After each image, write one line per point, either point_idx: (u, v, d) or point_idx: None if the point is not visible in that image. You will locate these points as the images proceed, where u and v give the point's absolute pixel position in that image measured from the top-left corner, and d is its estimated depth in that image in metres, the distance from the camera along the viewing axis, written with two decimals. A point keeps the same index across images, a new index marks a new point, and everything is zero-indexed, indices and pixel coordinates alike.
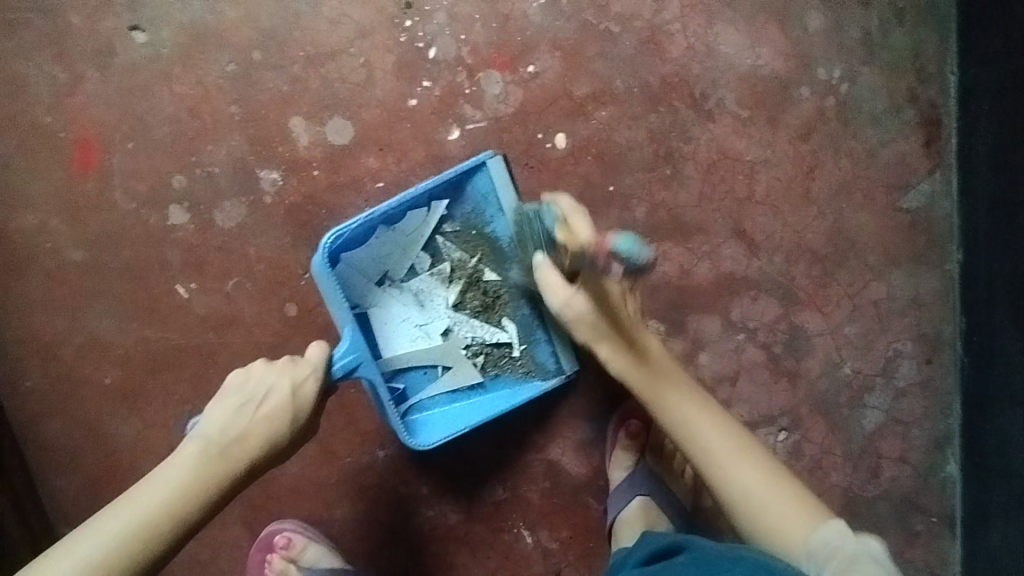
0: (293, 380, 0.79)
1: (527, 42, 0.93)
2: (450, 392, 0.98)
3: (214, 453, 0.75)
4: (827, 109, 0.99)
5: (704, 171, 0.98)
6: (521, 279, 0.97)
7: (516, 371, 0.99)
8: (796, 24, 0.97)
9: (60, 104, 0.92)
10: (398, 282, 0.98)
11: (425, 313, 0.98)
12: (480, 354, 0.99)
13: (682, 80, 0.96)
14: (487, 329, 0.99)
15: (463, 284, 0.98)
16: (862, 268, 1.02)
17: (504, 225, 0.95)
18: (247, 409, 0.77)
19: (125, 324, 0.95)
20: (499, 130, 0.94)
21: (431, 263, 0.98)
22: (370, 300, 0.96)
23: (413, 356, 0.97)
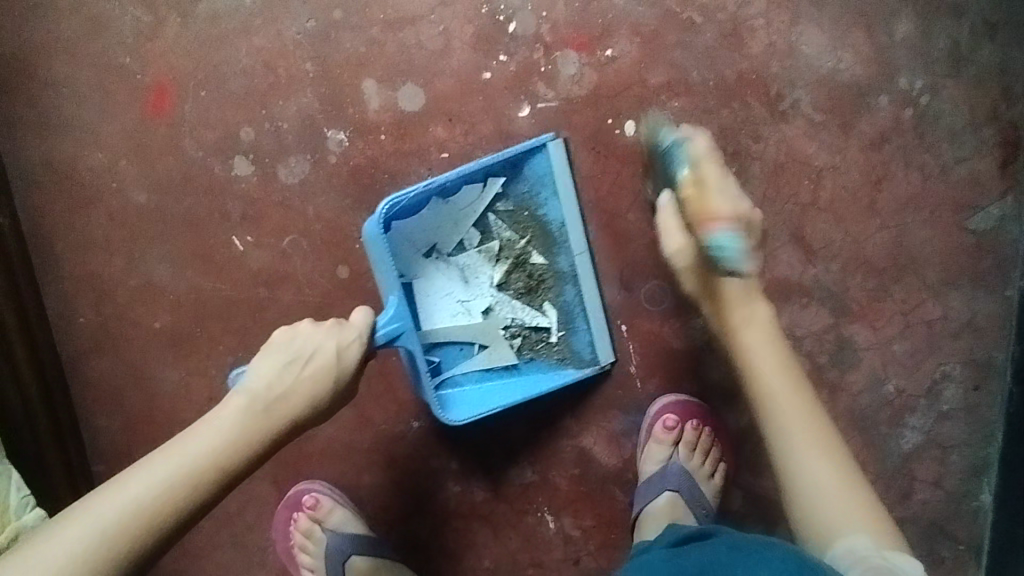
0: (339, 342, 0.78)
1: (608, 25, 0.92)
2: (484, 370, 0.97)
3: (258, 407, 0.74)
4: (903, 121, 0.97)
5: (771, 172, 0.97)
6: (568, 265, 0.96)
7: (551, 357, 0.98)
8: (882, 31, 0.95)
9: (139, 45, 0.93)
10: (446, 256, 0.96)
11: (467, 289, 0.97)
12: (518, 336, 0.97)
13: (759, 77, 0.95)
14: (529, 312, 0.97)
15: (509, 264, 0.96)
16: (919, 286, 1.00)
17: (557, 210, 0.95)
18: (292, 368, 0.76)
19: (180, 270, 0.96)
20: (570, 112, 0.93)
21: (479, 240, 0.96)
22: (415, 270, 0.94)
23: (452, 331, 0.95)
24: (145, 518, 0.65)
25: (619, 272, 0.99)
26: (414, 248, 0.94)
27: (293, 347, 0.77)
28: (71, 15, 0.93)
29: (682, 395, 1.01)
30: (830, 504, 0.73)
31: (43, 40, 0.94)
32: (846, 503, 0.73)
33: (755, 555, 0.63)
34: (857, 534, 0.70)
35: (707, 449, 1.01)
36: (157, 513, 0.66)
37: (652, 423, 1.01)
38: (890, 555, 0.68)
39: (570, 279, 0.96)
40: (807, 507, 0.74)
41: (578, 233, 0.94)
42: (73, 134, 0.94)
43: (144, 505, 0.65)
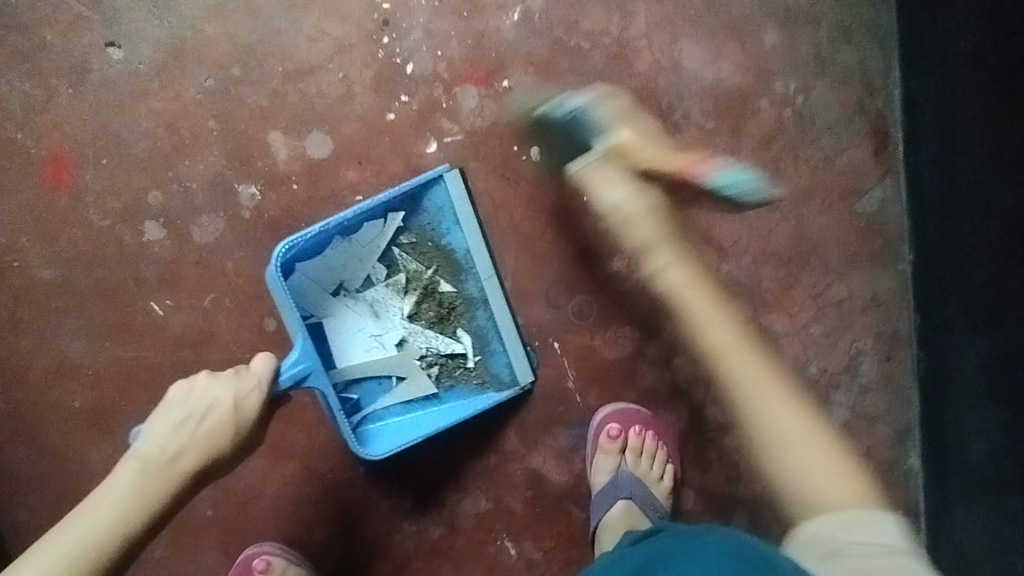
0: (237, 394, 0.76)
1: (501, 59, 0.95)
2: (405, 402, 0.98)
3: (155, 468, 0.73)
4: (785, 120, 1.05)
5: (674, 180, 1.02)
6: (478, 291, 0.97)
7: (471, 382, 0.99)
8: (750, 41, 1.02)
9: (31, 120, 0.91)
10: (354, 293, 0.98)
11: (379, 323, 0.98)
12: (435, 365, 0.98)
13: (651, 93, 1.00)
14: (442, 340, 0.99)
15: (418, 294, 0.98)
16: (823, 270, 1.08)
17: (461, 238, 0.96)
18: (188, 424, 0.75)
19: (97, 344, 0.93)
20: (475, 143, 0.96)
21: (386, 274, 0.98)
22: (324, 311, 0.96)
23: (368, 366, 0.97)
24: None
25: (545, 291, 1.01)
26: (321, 288, 0.96)
27: (188, 403, 0.75)
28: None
29: (620, 403, 1.04)
30: (829, 475, 0.70)
31: None
32: (840, 475, 0.71)
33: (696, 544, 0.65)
34: (834, 505, 0.68)
35: (651, 452, 1.04)
36: None
37: (594, 436, 1.04)
38: (858, 526, 0.66)
39: (482, 304, 0.98)
40: (801, 475, 0.70)
41: (481, 258, 0.95)
42: None
43: None
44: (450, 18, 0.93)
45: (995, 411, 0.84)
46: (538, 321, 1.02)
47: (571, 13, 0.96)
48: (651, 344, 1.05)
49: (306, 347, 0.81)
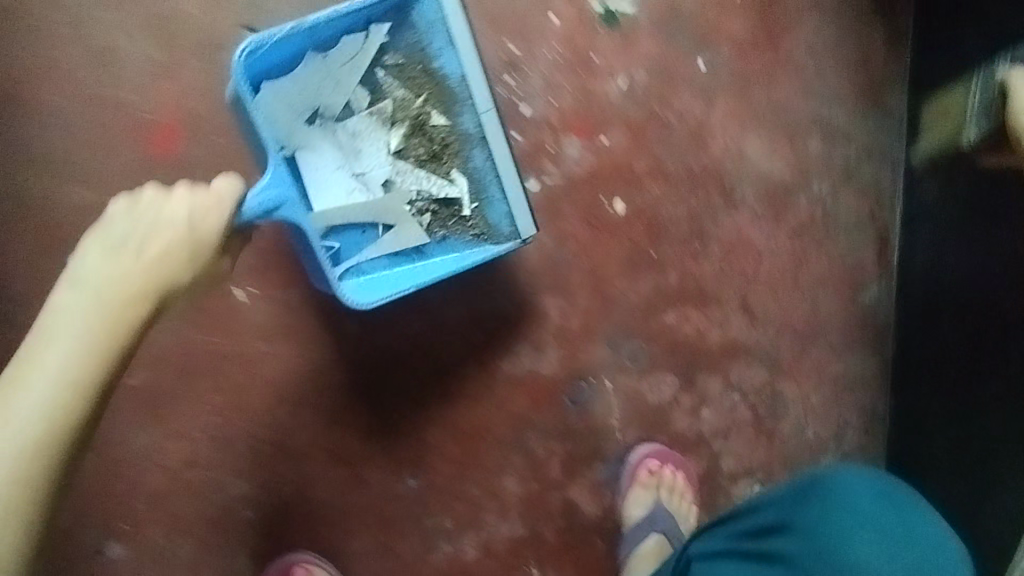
0: (191, 216, 0.70)
1: (604, 117, 1.05)
2: (392, 255, 0.97)
3: (109, 302, 0.67)
4: (816, 215, 1.22)
5: (725, 251, 1.15)
6: (473, 125, 0.94)
7: (467, 235, 0.99)
8: (800, 143, 1.18)
9: (146, 92, 0.90)
10: (332, 120, 0.96)
11: (363, 161, 0.97)
12: (426, 212, 0.98)
13: (718, 172, 1.13)
14: (436, 182, 0.98)
15: (406, 128, 0.98)
16: (828, 347, 1.24)
17: (453, 62, 0.92)
18: (133, 246, 0.68)
19: (170, 322, 0.91)
20: (570, 188, 1.04)
21: (370, 102, 0.97)
22: (299, 142, 0.94)
23: (347, 210, 0.95)
24: (25, 460, 0.61)
25: (606, 332, 1.09)
26: (295, 113, 0.93)
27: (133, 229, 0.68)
28: (68, 56, 0.88)
29: (657, 443, 1.13)
30: None
31: (40, 67, 0.88)
32: None
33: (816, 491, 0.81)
34: None
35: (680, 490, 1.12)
36: (34, 447, 0.61)
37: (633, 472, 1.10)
38: None
39: (478, 142, 0.95)
40: None
41: (475, 82, 0.91)
42: (64, 170, 0.89)
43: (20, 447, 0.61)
44: (568, 73, 1.03)
45: (961, 487, 1.04)
46: (596, 359, 1.09)
47: (665, 91, 1.08)
48: (686, 394, 1.15)
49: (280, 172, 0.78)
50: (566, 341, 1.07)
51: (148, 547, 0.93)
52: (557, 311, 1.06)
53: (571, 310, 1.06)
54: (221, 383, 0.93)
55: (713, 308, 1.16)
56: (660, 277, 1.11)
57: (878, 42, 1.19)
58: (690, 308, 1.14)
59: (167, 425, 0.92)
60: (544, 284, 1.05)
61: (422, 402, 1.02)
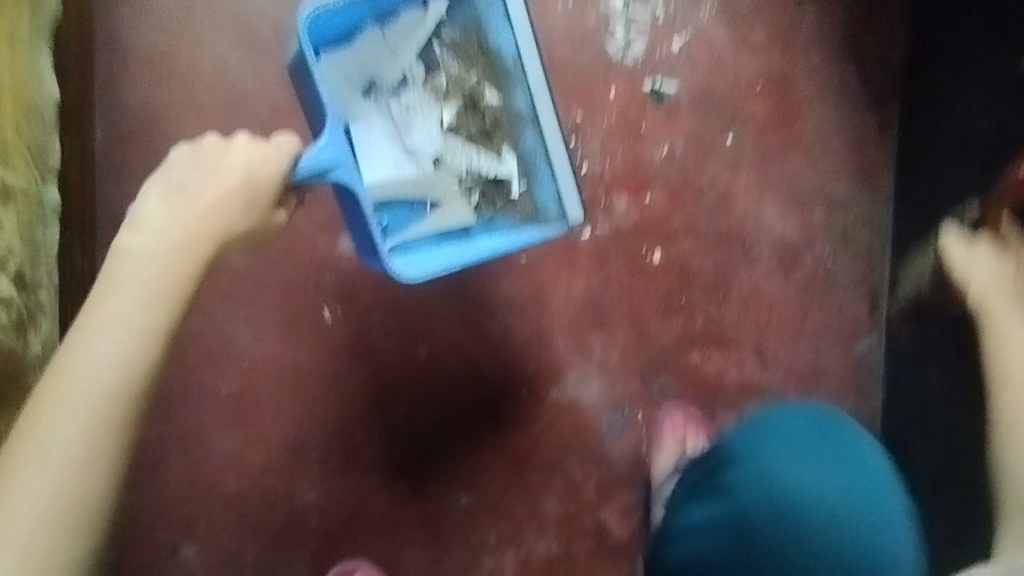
0: (250, 167, 0.80)
1: (648, 179, 1.20)
2: (439, 232, 1.06)
3: (182, 242, 0.77)
4: (820, 273, 1.38)
5: (743, 300, 1.30)
6: (527, 105, 1.07)
7: (515, 216, 1.08)
8: (808, 209, 1.36)
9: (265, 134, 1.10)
10: (387, 93, 1.06)
11: (417, 134, 1.06)
12: (475, 188, 1.07)
13: (740, 232, 1.29)
14: (486, 160, 1.08)
15: (458, 102, 1.08)
16: (828, 391, 1.39)
17: (510, 42, 1.05)
18: (190, 194, 0.79)
19: (262, 336, 1.00)
20: (617, 238, 1.18)
21: (426, 76, 1.07)
22: (355, 114, 1.02)
23: (401, 183, 1.03)
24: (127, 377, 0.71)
25: (641, 367, 1.20)
26: (352, 85, 1.03)
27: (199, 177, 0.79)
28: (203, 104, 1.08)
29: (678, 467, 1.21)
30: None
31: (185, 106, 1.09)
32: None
33: (771, 480, 0.84)
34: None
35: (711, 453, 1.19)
36: (136, 359, 0.72)
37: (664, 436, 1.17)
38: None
39: (529, 122, 1.07)
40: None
41: (531, 63, 1.03)
42: None
43: (123, 357, 0.71)
44: (621, 138, 1.18)
45: None
46: (631, 391, 1.19)
47: (699, 160, 1.25)
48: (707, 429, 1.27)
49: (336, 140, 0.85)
50: (608, 372, 1.17)
51: (218, 548, 1.00)
52: (599, 345, 1.17)
53: (612, 346, 1.18)
54: (299, 396, 1.01)
55: (732, 350, 1.29)
56: (688, 320, 1.25)
57: (873, 128, 1.38)
58: (712, 349, 1.27)
59: (249, 431, 1.00)
60: (590, 321, 1.16)
61: (479, 423, 1.10)
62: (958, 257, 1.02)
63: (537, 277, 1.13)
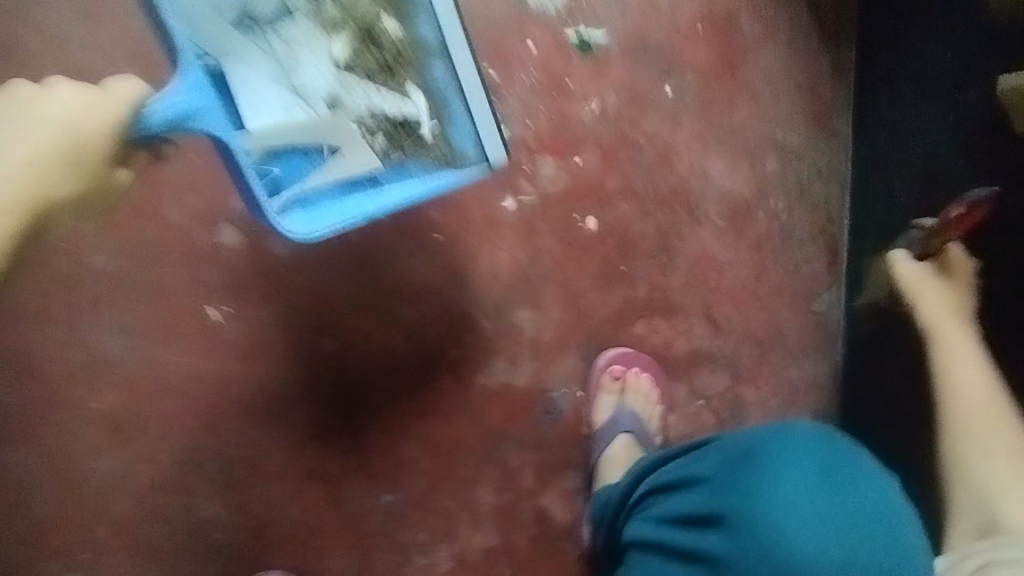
0: (88, 108, 0.68)
1: (577, 138, 1.08)
2: (341, 184, 0.89)
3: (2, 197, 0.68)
4: (772, 230, 1.28)
5: (691, 265, 1.20)
6: (434, 32, 0.92)
7: (427, 159, 0.95)
8: (757, 162, 1.25)
9: None
10: (263, 25, 0.86)
11: (303, 73, 0.89)
12: (378, 132, 0.93)
13: (683, 191, 1.18)
14: (389, 98, 0.94)
15: (352, 32, 0.93)
16: (784, 355, 1.32)
17: None
18: (6, 137, 0.68)
19: (137, 343, 0.91)
20: (543, 206, 1.07)
21: (309, 4, 0.90)
22: (225, 46, 0.81)
23: (289, 133, 0.86)
24: None
25: (578, 344, 1.12)
26: (215, 13, 0.80)
27: (22, 118, 0.68)
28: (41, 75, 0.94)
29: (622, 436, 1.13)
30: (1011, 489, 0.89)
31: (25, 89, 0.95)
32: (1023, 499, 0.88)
33: (780, 540, 0.72)
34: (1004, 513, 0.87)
35: (652, 401, 1.14)
36: None
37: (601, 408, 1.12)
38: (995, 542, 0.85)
39: (437, 51, 0.93)
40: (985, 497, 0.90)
41: None
42: None
43: None
44: (542, 93, 1.05)
45: None
46: (568, 371, 1.12)
47: (634, 113, 1.13)
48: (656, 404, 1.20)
49: (197, 78, 0.70)
50: (540, 353, 1.10)
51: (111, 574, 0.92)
52: (529, 325, 1.09)
53: (543, 325, 1.09)
54: (190, 403, 0.93)
55: (679, 319, 1.20)
56: (630, 289, 1.15)
57: (824, 71, 1.28)
58: (657, 320, 1.18)
59: (139, 443, 0.92)
60: (517, 299, 1.07)
61: (400, 416, 1.02)
62: (918, 278, 1.05)
63: (453, 257, 1.04)
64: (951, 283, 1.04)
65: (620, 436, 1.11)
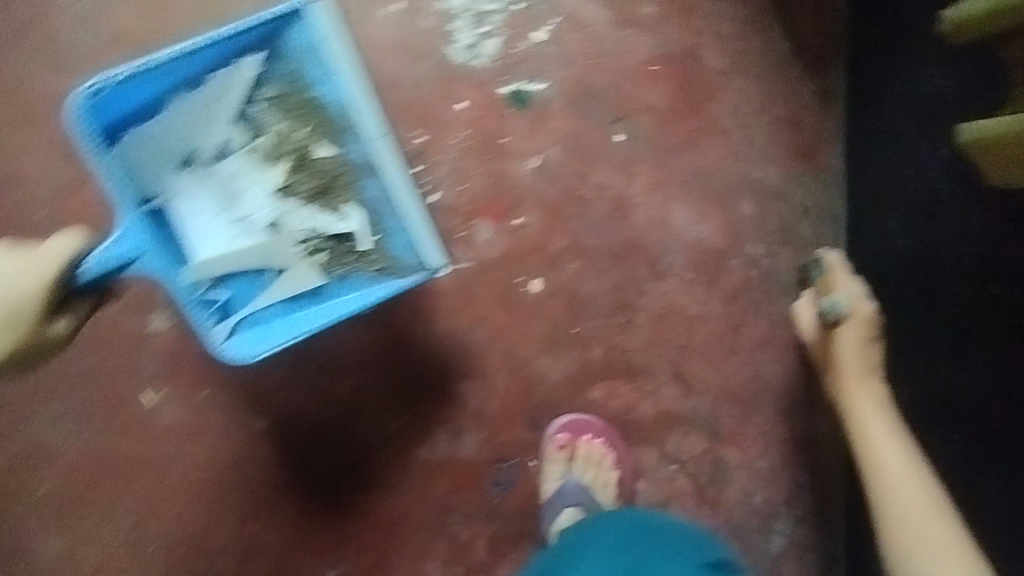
0: (19, 274, 0.73)
1: (516, 199, 1.04)
2: (287, 302, 0.89)
3: None
4: (751, 278, 1.17)
5: (653, 321, 1.13)
6: (365, 155, 0.85)
7: (370, 270, 0.90)
8: (730, 207, 1.14)
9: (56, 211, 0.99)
10: (205, 165, 0.88)
11: (245, 204, 0.90)
12: (320, 251, 0.91)
13: (642, 244, 1.11)
14: (330, 218, 0.91)
15: (291, 162, 0.90)
16: (773, 411, 1.21)
17: (334, 90, 0.83)
18: None
19: (76, 431, 0.93)
20: (482, 272, 1.04)
21: (248, 139, 0.89)
22: (171, 189, 0.87)
23: (231, 258, 0.87)
24: None
25: (528, 411, 1.08)
26: (160, 163, 0.86)
27: None
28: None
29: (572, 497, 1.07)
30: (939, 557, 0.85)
31: None
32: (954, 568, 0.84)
33: None
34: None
35: (605, 466, 1.09)
36: None
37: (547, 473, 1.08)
38: None
39: (370, 171, 0.86)
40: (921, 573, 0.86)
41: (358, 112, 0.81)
42: None
43: None
44: (475, 155, 1.01)
45: None
46: (518, 439, 1.08)
47: (580, 166, 1.06)
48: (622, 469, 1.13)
49: (134, 227, 0.75)
50: (486, 422, 1.07)
51: None
52: (473, 395, 1.06)
53: (488, 393, 1.06)
54: (131, 487, 0.94)
55: (643, 379, 1.14)
56: (584, 353, 1.10)
57: (811, 100, 1.14)
58: (617, 382, 1.12)
59: (81, 529, 0.94)
60: (457, 367, 1.05)
61: (344, 488, 1.03)
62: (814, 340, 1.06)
63: (389, 330, 1.03)
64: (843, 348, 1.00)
65: (564, 511, 1.06)
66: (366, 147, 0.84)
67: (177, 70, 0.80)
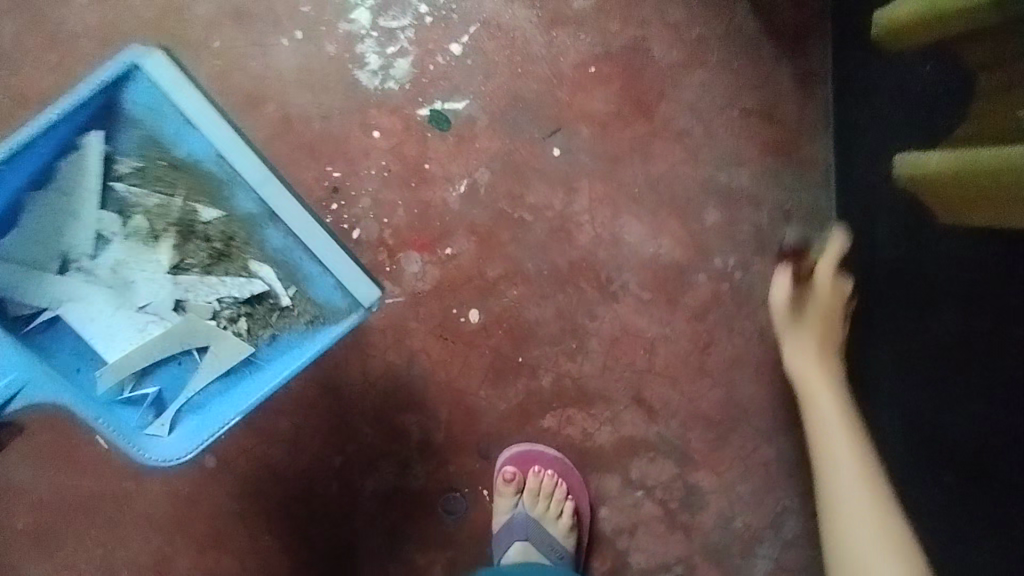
0: None
1: (445, 227, 1.00)
2: (224, 374, 1.00)
3: None
4: (721, 294, 1.03)
5: (608, 346, 1.03)
6: (254, 204, 0.98)
7: (301, 323, 1.01)
8: (693, 217, 1.02)
9: None
10: (88, 262, 0.98)
11: (143, 292, 0.99)
12: (237, 317, 1.00)
13: (590, 264, 1.02)
14: (237, 283, 1.00)
15: (174, 236, 0.99)
16: (751, 433, 1.05)
17: (197, 144, 0.97)
18: None
19: (42, 472, 1.01)
20: (415, 305, 1.01)
21: (122, 224, 0.99)
22: (62, 295, 0.97)
23: (147, 348, 0.97)
24: None
25: (473, 441, 1.04)
26: (43, 271, 0.97)
27: None
28: None
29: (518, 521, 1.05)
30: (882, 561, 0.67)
31: None
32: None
33: None
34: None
35: (558, 498, 1.04)
36: None
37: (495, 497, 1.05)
38: None
39: (267, 220, 0.98)
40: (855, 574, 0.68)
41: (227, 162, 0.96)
42: None
43: None
44: (398, 188, 0.99)
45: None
46: (467, 469, 1.05)
47: (515, 187, 1.00)
48: (578, 497, 1.05)
49: (12, 359, 0.91)
50: (432, 454, 1.04)
51: None
52: (416, 426, 1.04)
53: (432, 425, 1.04)
54: (95, 521, 1.02)
55: (600, 407, 1.05)
56: (531, 382, 1.04)
57: (788, 86, 1.00)
58: (571, 410, 1.04)
59: (57, 557, 1.02)
60: (395, 398, 1.03)
61: (291, 518, 1.04)
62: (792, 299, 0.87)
63: (327, 363, 1.03)
64: (812, 322, 0.86)
65: (514, 545, 1.04)
66: (257, 201, 0.98)
67: (21, 171, 0.92)
